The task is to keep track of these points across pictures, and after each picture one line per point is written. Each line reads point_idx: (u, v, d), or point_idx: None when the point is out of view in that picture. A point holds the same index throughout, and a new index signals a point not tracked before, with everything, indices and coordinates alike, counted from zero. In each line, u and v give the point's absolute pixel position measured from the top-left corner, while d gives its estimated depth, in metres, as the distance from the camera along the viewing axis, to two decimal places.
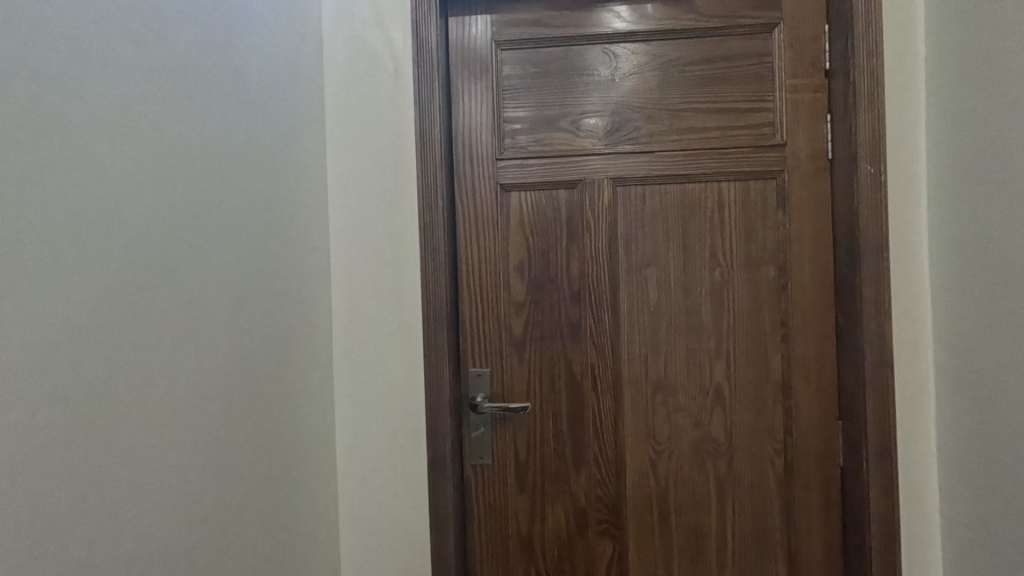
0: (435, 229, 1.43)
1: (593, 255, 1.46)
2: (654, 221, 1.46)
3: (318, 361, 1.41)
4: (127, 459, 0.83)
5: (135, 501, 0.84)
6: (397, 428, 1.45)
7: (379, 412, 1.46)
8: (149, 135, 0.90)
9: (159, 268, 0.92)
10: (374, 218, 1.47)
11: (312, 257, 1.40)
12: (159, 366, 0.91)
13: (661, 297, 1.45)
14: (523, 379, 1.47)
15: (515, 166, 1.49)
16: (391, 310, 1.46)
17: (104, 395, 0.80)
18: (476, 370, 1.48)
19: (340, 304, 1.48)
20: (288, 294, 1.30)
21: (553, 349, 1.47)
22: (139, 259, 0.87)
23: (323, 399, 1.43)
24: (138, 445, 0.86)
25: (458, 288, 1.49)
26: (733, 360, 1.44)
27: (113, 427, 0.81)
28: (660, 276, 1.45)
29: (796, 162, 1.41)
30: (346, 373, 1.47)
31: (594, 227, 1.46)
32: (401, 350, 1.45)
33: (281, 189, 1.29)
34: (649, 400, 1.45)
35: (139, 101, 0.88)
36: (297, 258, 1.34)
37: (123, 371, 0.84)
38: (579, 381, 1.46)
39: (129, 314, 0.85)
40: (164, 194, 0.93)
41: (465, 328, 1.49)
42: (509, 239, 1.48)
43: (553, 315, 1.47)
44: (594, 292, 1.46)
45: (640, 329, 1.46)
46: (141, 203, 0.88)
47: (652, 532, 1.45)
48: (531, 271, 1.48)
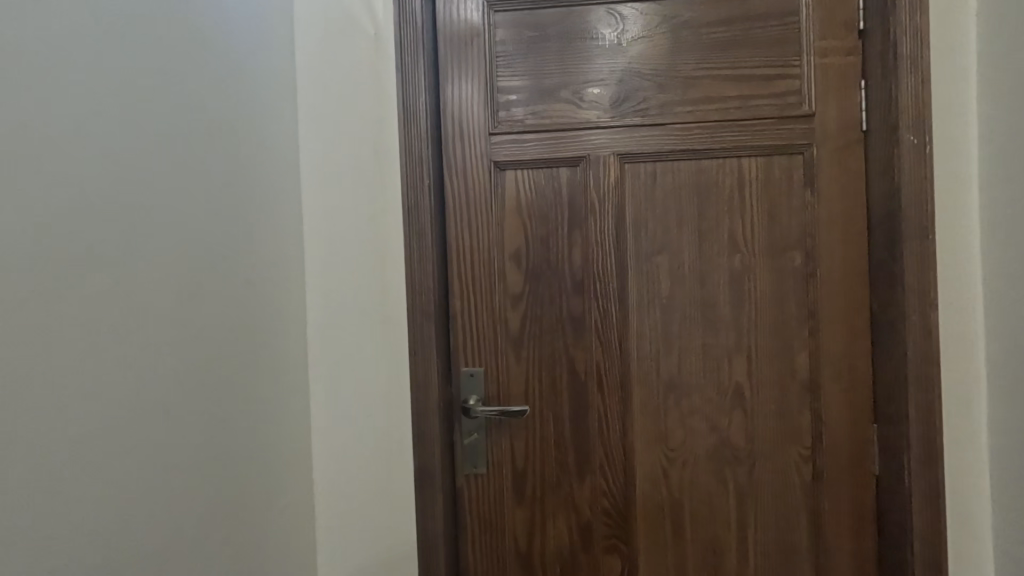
0: (422, 211, 1.28)
1: (599, 239, 1.31)
2: (667, 202, 1.30)
3: (292, 360, 1.26)
4: (71, 481, 0.70)
5: (79, 531, 0.70)
6: (382, 434, 1.31)
7: (362, 415, 1.31)
8: (95, 97, 0.75)
9: (107, 251, 0.77)
10: (354, 199, 1.31)
11: (284, 243, 1.25)
12: (106, 368, 0.76)
13: (674, 287, 1.30)
14: (520, 379, 1.33)
15: (510, 142, 1.33)
16: (374, 304, 1.31)
17: (38, 405, 0.66)
18: (468, 369, 1.33)
19: (317, 296, 1.32)
20: (257, 284, 1.15)
21: (554, 346, 1.32)
22: (80, 238, 0.72)
23: (298, 401, 1.28)
24: (81, 461, 0.71)
25: (448, 277, 1.34)
26: (754, 356, 1.29)
27: (52, 444, 0.67)
28: (674, 262, 1.30)
29: (825, 134, 1.26)
30: (325, 372, 1.32)
31: (600, 209, 1.31)
32: (385, 345, 1.30)
33: (249, 165, 1.13)
34: (660, 401, 1.31)
35: (81, 54, 0.73)
36: (267, 244, 1.18)
37: (65, 377, 0.69)
38: (582, 380, 1.31)
39: (71, 309, 0.71)
40: (114, 164, 0.78)
41: (456, 323, 1.34)
42: (504, 223, 1.33)
43: (554, 307, 1.32)
44: (599, 282, 1.31)
45: (650, 323, 1.31)
46: (89, 178, 0.74)
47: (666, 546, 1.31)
48: (529, 258, 1.32)
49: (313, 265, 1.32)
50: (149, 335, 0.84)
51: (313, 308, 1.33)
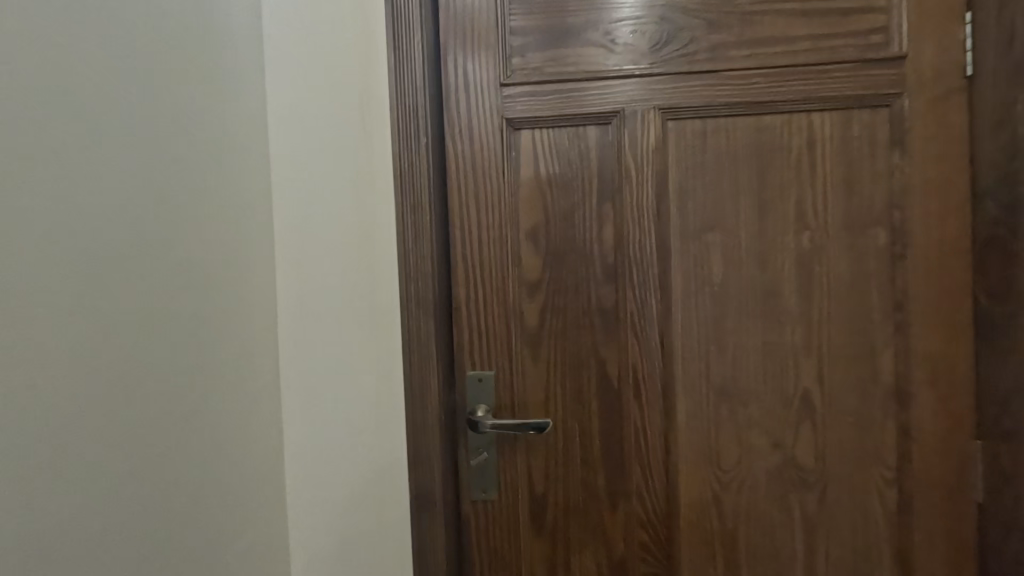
0: (419, 180, 1.04)
1: (636, 215, 1.06)
2: (721, 168, 1.06)
3: (262, 364, 1.01)
4: None
5: None
6: (371, 454, 1.06)
7: (346, 431, 1.06)
8: None
9: None
10: (335, 164, 1.05)
11: (251, 218, 0.99)
12: None
13: (728, 273, 1.07)
14: (539, 385, 1.09)
15: (526, 95, 1.09)
16: (359, 294, 1.05)
17: None
18: (475, 373, 1.09)
19: (290, 285, 1.05)
20: (214, 270, 0.90)
21: (580, 345, 1.08)
22: None
23: (268, 415, 1.03)
24: None
25: (449, 261, 1.10)
26: (827, 358, 1.05)
27: None
28: (728, 244, 1.06)
29: (918, 82, 1.01)
30: (302, 380, 1.06)
31: (640, 177, 1.06)
32: (375, 347, 1.05)
33: (203, 118, 0.88)
34: (709, 412, 1.07)
35: None
36: (228, 219, 0.93)
37: None
38: (614, 387, 1.08)
39: None
40: None
41: (460, 317, 1.10)
42: (519, 195, 1.09)
43: (579, 298, 1.08)
44: (637, 267, 1.07)
45: (698, 317, 1.07)
46: None
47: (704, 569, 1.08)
48: (549, 239, 1.08)
49: (287, 246, 1.05)
50: (33, 335, 0.60)
51: (285, 300, 1.05)
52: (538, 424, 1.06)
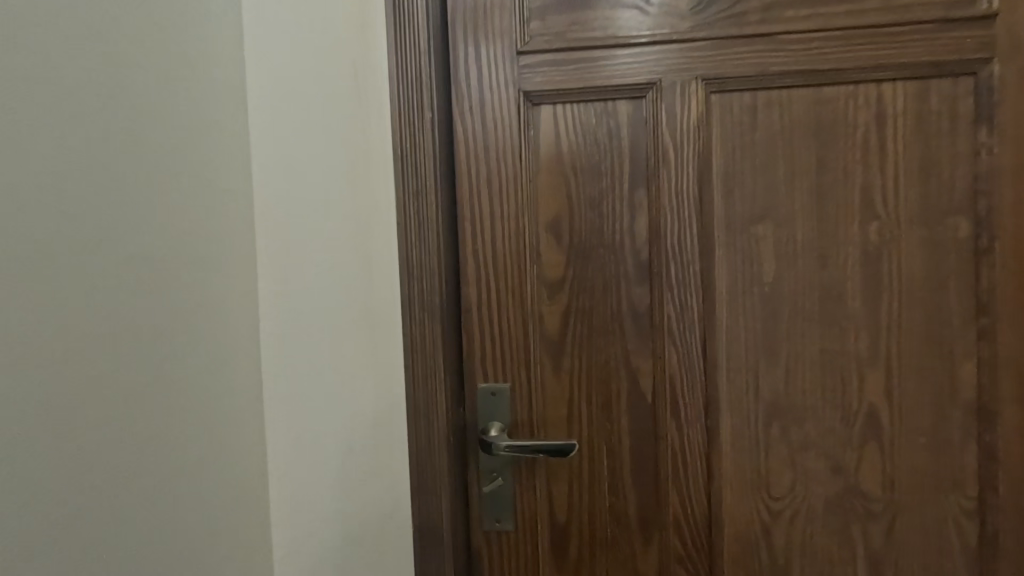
0: (424, 162, 0.89)
1: (675, 204, 0.92)
2: (773, 149, 0.91)
3: (240, 378, 0.88)
4: None
5: None
6: (371, 481, 0.92)
7: (341, 454, 0.92)
8: None
9: None
10: (326, 145, 0.90)
11: (222, 208, 0.85)
12: None
13: (782, 272, 0.92)
14: (562, 400, 0.95)
15: (546, 65, 0.94)
16: (354, 296, 0.91)
17: None
18: (489, 386, 0.95)
19: (276, 286, 0.92)
20: (173, 268, 0.76)
21: (608, 354, 0.95)
22: None
23: (249, 437, 0.89)
24: None
25: (459, 257, 0.95)
26: (898, 370, 0.90)
27: None
28: (783, 237, 0.91)
29: (1010, 46, 0.86)
30: (290, 396, 0.92)
31: (679, 160, 0.92)
32: (373, 357, 0.91)
33: (156, 87, 0.74)
34: (758, 432, 0.93)
35: None
36: (191, 208, 0.79)
37: None
38: (648, 402, 0.94)
39: None
40: None
41: (472, 322, 0.95)
42: (539, 181, 0.94)
43: (608, 300, 0.94)
44: (675, 265, 0.92)
45: (746, 322, 0.93)
46: None
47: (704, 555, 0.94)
48: (574, 232, 0.94)
49: (270, 242, 0.91)
50: None
51: (271, 303, 0.92)
52: (563, 447, 0.91)
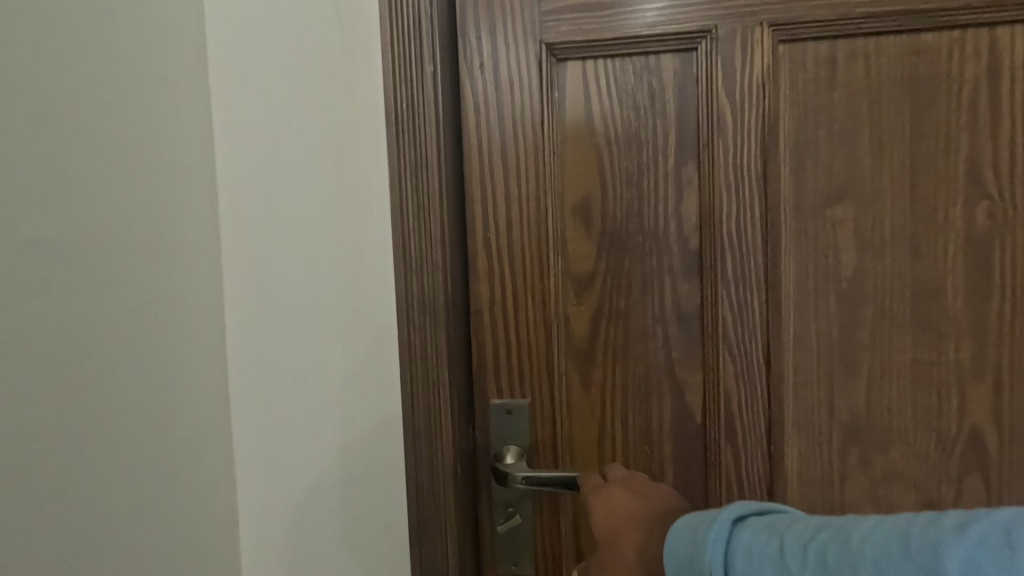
0: (423, 130, 0.72)
1: (731, 182, 0.75)
2: (854, 114, 0.73)
3: (201, 397, 0.73)
4: None
5: None
6: (363, 518, 0.77)
7: (327, 486, 0.77)
8: None
9: None
10: (303, 112, 0.73)
11: (175, 192, 0.69)
12: None
13: (864, 264, 0.75)
14: (593, 419, 0.79)
15: (573, 10, 0.76)
16: (340, 295, 0.75)
17: None
18: (505, 404, 0.79)
19: (248, 285, 0.76)
20: (108, 267, 0.61)
21: (648, 364, 0.78)
22: None
23: (214, 467, 0.74)
24: None
25: (468, 247, 0.79)
26: (1010, 385, 0.73)
27: None
28: (866, 222, 0.74)
29: None
30: (264, 417, 0.77)
31: (738, 128, 0.74)
32: (364, 370, 0.75)
33: (77, 32, 0.58)
34: (831, 458, 0.77)
35: None
36: (130, 192, 0.63)
37: None
38: (698, 423, 0.78)
39: None
40: None
41: (483, 326, 0.79)
42: (565, 155, 0.77)
43: (648, 299, 0.78)
44: (732, 256, 0.76)
45: (819, 326, 0.76)
46: None
47: (640, 482, 0.72)
48: (608, 217, 0.77)
49: (240, 232, 0.75)
50: None
51: (242, 306, 0.76)
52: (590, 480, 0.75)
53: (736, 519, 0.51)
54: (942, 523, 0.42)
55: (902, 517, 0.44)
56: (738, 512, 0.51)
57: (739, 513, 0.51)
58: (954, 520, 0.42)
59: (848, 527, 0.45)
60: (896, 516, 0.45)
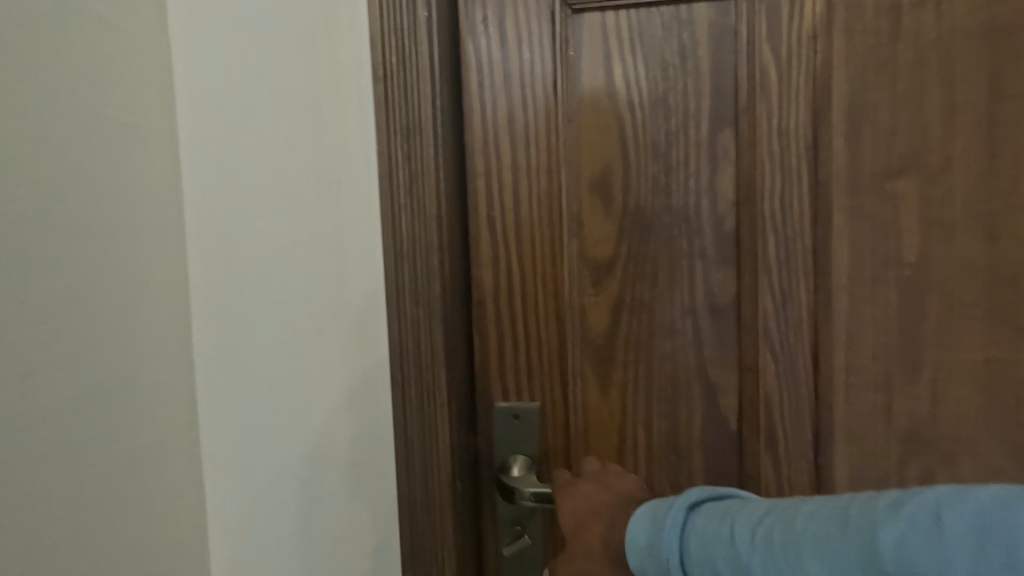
0: (416, 91, 0.62)
1: (776, 151, 0.64)
2: (921, 72, 0.63)
3: (165, 398, 0.63)
4: None
5: None
6: (352, 539, 0.67)
7: (309, 503, 0.67)
8: None
9: None
10: (275, 70, 0.63)
11: (128, 160, 0.59)
12: None
13: (930, 248, 0.64)
14: (611, 424, 0.69)
15: None
16: (322, 283, 0.65)
17: None
18: (512, 407, 0.69)
19: (217, 270, 0.66)
20: (45, 245, 0.51)
21: (676, 362, 0.68)
22: None
23: (181, 480, 0.64)
24: None
25: (468, 228, 0.69)
26: None
27: None
28: (933, 198, 0.64)
29: None
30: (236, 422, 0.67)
31: (785, 89, 0.64)
32: (349, 368, 0.65)
33: None
34: (887, 472, 0.67)
35: None
36: (72, 156, 0.53)
37: None
38: (733, 431, 0.68)
39: None
40: None
41: (488, 318, 0.69)
42: (582, 122, 0.67)
43: (676, 288, 0.68)
44: (776, 238, 0.65)
45: (876, 319, 0.66)
46: None
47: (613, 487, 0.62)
48: (630, 194, 0.67)
49: (206, 209, 0.65)
50: None
51: (208, 293, 0.66)
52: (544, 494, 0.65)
53: (692, 504, 0.48)
54: (878, 503, 0.38)
55: (844, 497, 0.40)
56: (693, 498, 0.48)
57: (693, 498, 0.48)
58: (890, 499, 0.37)
59: (793, 508, 0.42)
60: (840, 496, 0.41)
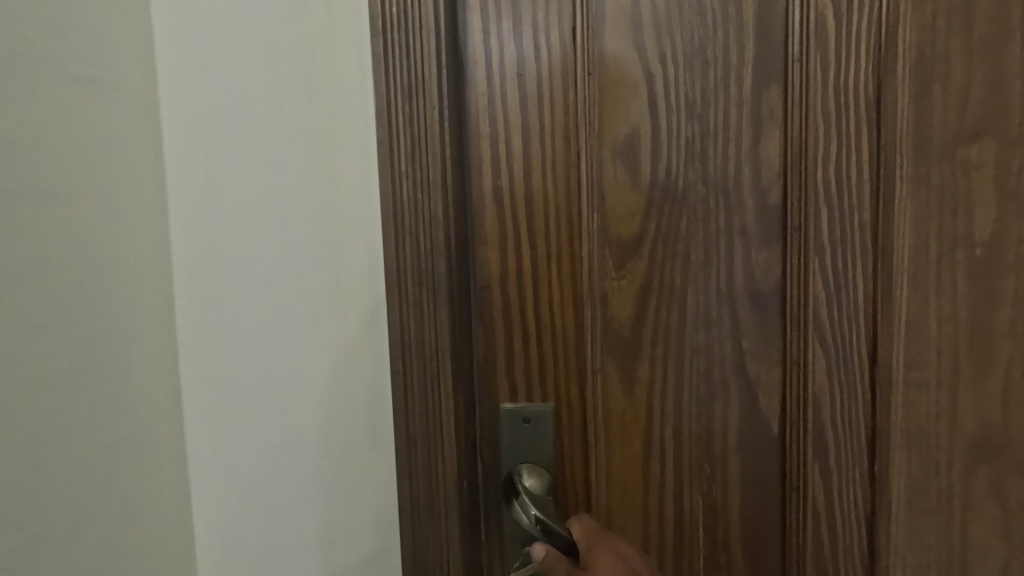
0: (416, 39, 0.54)
1: (833, 111, 0.55)
2: (1003, 18, 0.54)
3: (142, 402, 0.51)
4: None
5: None
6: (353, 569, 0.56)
7: (303, 526, 0.56)
8: None
9: None
10: (268, 5, 0.52)
11: (98, 108, 0.47)
12: None
13: (1007, 224, 0.56)
14: (636, 428, 0.61)
15: None
16: (322, 265, 0.54)
17: None
18: (521, 409, 0.60)
19: (200, 250, 0.54)
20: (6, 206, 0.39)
21: (711, 355, 0.60)
22: None
23: (164, 498, 0.53)
24: None
25: (471, 201, 0.58)
26: None
27: None
28: (1010, 167, 0.55)
29: None
30: (221, 432, 0.55)
31: (844, 39, 0.55)
32: (355, 366, 0.55)
33: None
34: (948, 480, 0.59)
35: None
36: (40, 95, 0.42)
37: None
38: (775, 435, 0.59)
39: None
40: None
41: (493, 307, 0.59)
42: (605, 76, 0.57)
43: (711, 270, 0.59)
44: (830, 213, 0.56)
45: (942, 307, 0.57)
46: None
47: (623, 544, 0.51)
48: (659, 160, 0.58)
49: (185, 176, 0.53)
50: None
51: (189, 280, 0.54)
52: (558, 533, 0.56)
53: None
54: None
55: None
56: None
57: None
58: None
59: None
60: None
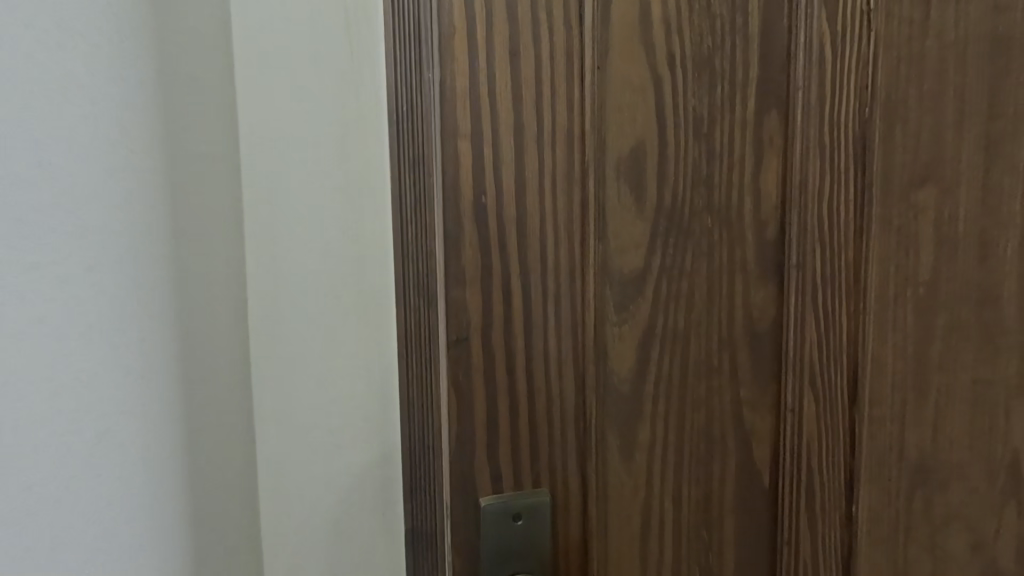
0: (417, 88, 0.51)
1: (825, 145, 0.53)
2: (943, 77, 0.58)
3: (230, 384, 0.59)
4: None
5: None
6: (368, 535, 0.66)
7: (327, 493, 0.65)
8: None
9: None
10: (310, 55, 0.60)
11: (216, 139, 0.56)
12: None
13: (940, 266, 0.60)
14: (632, 503, 0.50)
15: None
16: (351, 276, 0.63)
17: None
18: (509, 503, 0.45)
19: (257, 255, 0.62)
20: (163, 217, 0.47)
21: (714, 410, 0.53)
22: None
23: (238, 476, 0.60)
24: None
25: (446, 219, 0.42)
26: None
27: None
28: (943, 212, 0.59)
29: None
30: (272, 411, 0.64)
31: (837, 72, 0.53)
32: (369, 366, 0.65)
33: None
34: (899, 508, 0.61)
35: None
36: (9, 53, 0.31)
37: None
38: (767, 487, 0.55)
39: None
40: None
41: (472, 369, 0.43)
42: (607, 75, 0.46)
43: (716, 310, 0.52)
44: (824, 251, 0.54)
45: (896, 344, 0.59)
46: None
47: None
48: (666, 183, 0.49)
49: (254, 206, 0.61)
50: None
51: (251, 292, 0.62)
52: None
53: None
54: None
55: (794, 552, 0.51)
56: None
57: None
58: None
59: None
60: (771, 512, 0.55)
